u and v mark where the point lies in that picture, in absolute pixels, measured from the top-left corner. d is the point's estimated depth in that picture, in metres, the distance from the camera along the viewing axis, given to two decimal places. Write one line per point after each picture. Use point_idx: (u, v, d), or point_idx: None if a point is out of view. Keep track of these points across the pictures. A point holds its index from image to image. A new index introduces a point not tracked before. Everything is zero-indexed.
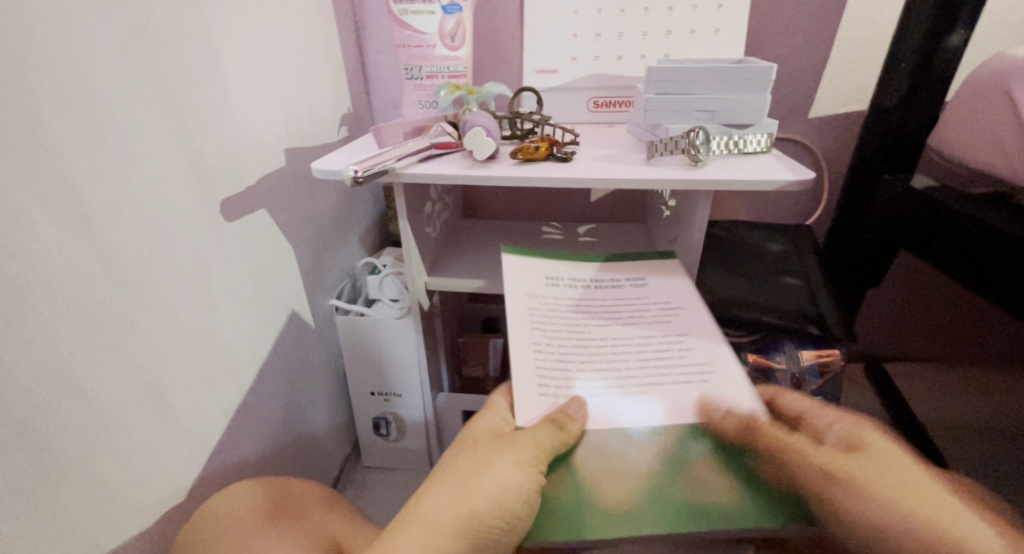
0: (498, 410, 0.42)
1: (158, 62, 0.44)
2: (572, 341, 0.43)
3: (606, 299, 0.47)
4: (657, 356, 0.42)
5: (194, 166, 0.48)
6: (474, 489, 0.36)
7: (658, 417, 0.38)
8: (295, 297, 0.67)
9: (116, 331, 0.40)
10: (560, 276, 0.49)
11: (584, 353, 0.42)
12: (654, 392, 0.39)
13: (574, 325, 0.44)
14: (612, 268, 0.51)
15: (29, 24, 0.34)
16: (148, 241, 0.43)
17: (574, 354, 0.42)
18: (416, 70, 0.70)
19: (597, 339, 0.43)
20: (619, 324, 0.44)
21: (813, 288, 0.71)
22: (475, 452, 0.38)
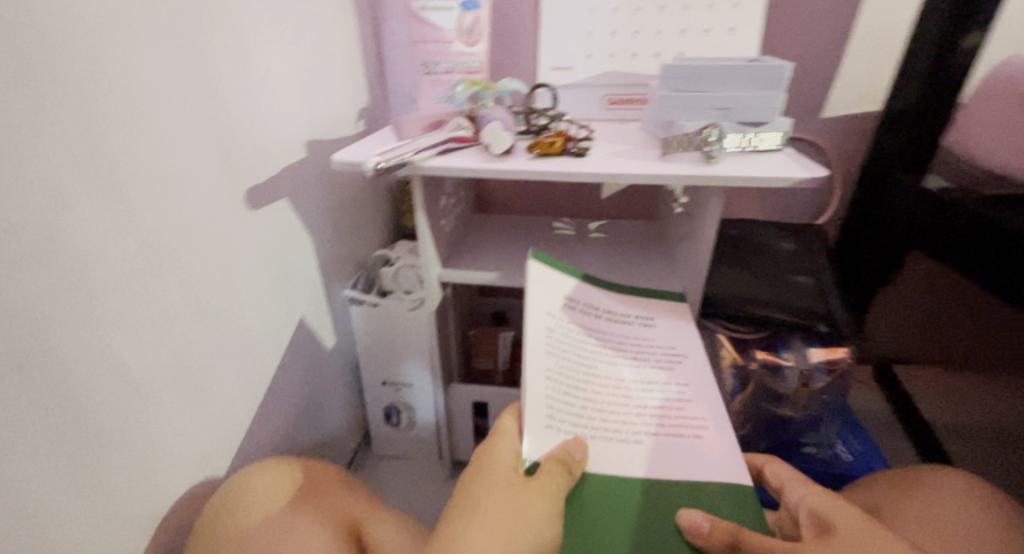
0: (511, 442, 0.39)
1: (192, 53, 0.45)
2: (583, 375, 0.42)
3: (617, 335, 0.46)
4: (656, 404, 0.42)
5: (224, 155, 0.49)
6: (510, 529, 0.34)
7: (653, 471, 0.38)
8: (313, 287, 0.68)
9: (150, 311, 0.42)
10: (577, 300, 0.47)
11: (591, 390, 0.41)
12: (653, 437, 0.40)
13: (582, 357, 0.43)
14: (621, 302, 0.50)
15: (78, 15, 0.35)
16: (180, 227, 0.45)
17: (579, 386, 0.41)
18: (434, 66, 0.72)
19: (605, 378, 0.42)
20: (626, 364, 0.44)
21: (824, 287, 0.71)
22: (499, 485, 0.36)
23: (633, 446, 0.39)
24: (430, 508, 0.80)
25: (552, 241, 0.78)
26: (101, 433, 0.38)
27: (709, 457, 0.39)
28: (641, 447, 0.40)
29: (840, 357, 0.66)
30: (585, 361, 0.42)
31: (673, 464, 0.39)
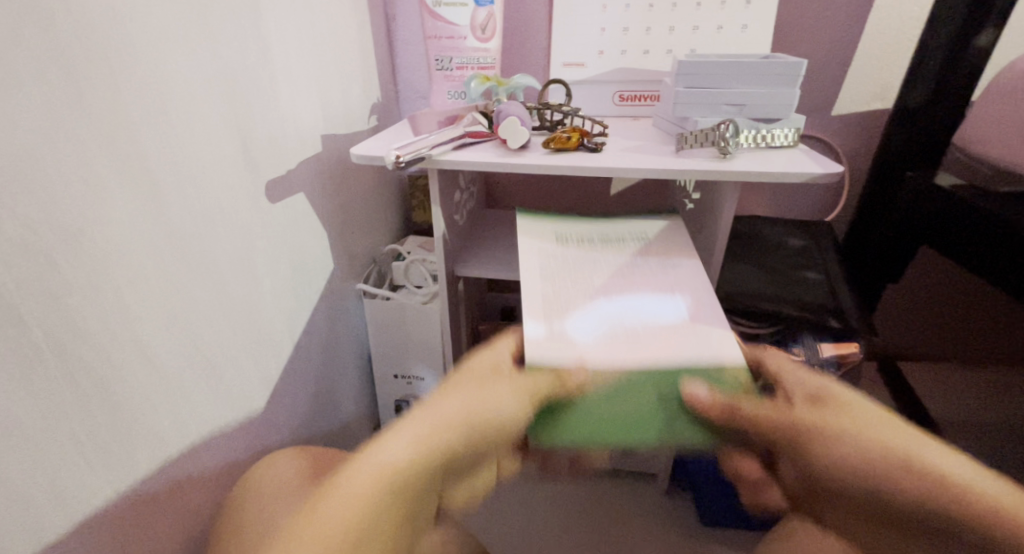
0: (499, 347, 0.42)
1: (217, 47, 0.46)
2: (575, 287, 0.48)
3: (610, 256, 0.53)
4: (651, 303, 0.46)
5: (245, 147, 0.50)
6: (465, 407, 0.35)
7: (652, 356, 0.40)
8: (327, 280, 0.69)
9: (178, 299, 0.42)
10: (569, 235, 0.56)
11: (585, 296, 0.47)
12: (650, 327, 0.43)
13: (581, 276, 0.50)
14: (617, 229, 0.58)
15: (111, 7, 0.36)
16: (206, 219, 0.45)
17: (578, 295, 0.47)
18: (447, 61, 0.72)
19: (598, 288, 0.48)
20: (619, 275, 0.50)
21: (834, 282, 0.72)
22: (469, 376, 0.37)
23: (629, 339, 0.42)
24: None
25: None
26: (133, 421, 0.39)
27: (703, 340, 0.42)
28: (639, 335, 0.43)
29: (850, 351, 0.66)
30: (578, 278, 0.49)
31: (667, 347, 0.41)
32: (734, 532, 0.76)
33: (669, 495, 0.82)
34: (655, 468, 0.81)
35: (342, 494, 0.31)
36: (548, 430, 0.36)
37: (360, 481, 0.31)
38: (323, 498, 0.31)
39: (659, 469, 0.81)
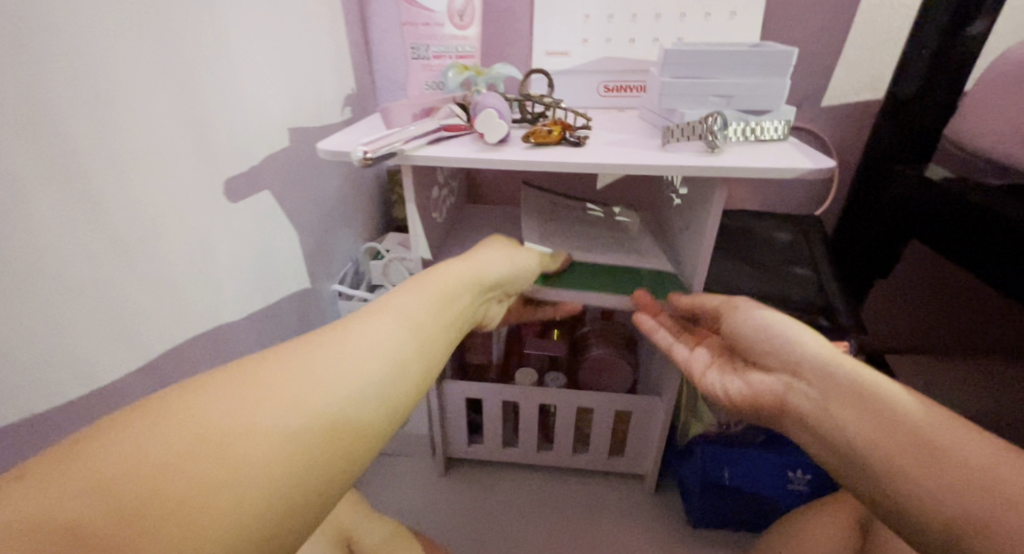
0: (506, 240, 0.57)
1: (165, 32, 0.42)
2: (561, 230, 0.71)
3: (575, 213, 0.78)
4: (613, 241, 0.71)
5: (200, 142, 0.46)
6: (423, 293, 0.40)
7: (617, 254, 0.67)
8: (298, 282, 0.65)
9: (121, 309, 0.39)
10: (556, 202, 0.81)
11: (566, 234, 0.70)
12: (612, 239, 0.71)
13: (562, 223, 0.74)
14: (576, 200, 0.83)
15: None
16: (155, 221, 0.42)
17: (561, 232, 0.71)
18: (423, 50, 0.67)
19: (575, 230, 0.72)
20: (583, 223, 0.76)
21: (824, 278, 0.70)
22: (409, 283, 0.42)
23: (598, 244, 0.69)
24: (423, 505, 0.79)
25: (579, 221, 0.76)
26: None
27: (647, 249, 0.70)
28: (604, 245, 0.69)
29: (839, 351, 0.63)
30: (558, 224, 0.73)
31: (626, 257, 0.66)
32: (721, 533, 0.75)
33: (656, 495, 0.80)
34: (642, 469, 0.79)
35: (287, 363, 0.29)
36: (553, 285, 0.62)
37: (309, 359, 0.30)
38: (258, 367, 0.28)
39: (646, 471, 0.79)
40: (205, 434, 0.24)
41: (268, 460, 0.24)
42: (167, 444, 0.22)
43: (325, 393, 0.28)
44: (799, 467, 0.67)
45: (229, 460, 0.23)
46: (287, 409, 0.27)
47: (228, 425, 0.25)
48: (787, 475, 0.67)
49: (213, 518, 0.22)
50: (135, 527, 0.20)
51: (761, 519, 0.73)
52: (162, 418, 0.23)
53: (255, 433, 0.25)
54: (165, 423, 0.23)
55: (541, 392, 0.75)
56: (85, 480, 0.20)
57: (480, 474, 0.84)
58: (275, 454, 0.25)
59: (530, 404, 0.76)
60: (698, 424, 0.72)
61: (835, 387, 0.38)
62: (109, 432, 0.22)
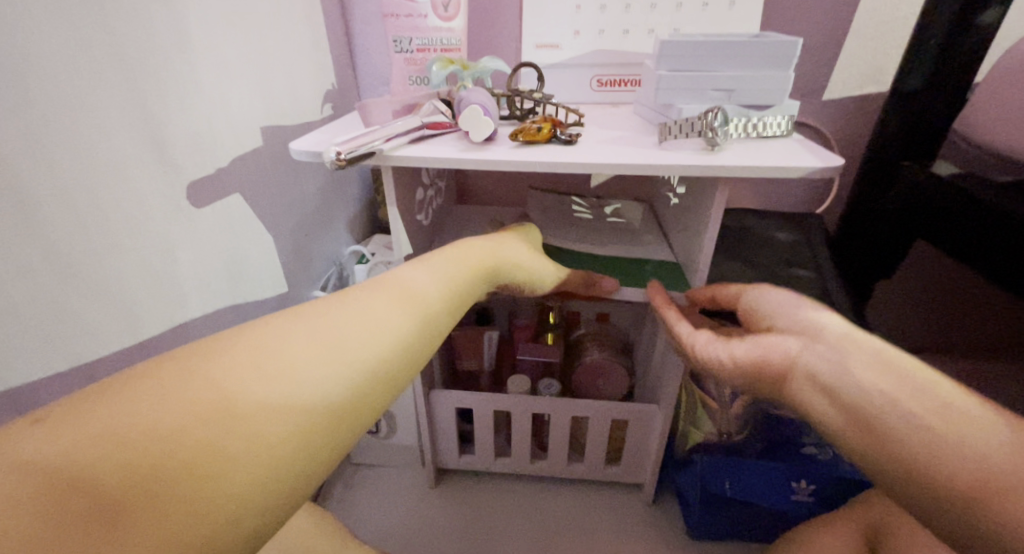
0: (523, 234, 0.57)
1: (113, 25, 0.39)
2: (558, 227, 0.71)
3: (576, 206, 0.78)
4: (611, 233, 0.71)
5: (156, 144, 0.43)
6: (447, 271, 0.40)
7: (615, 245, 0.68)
8: (276, 290, 0.62)
9: (62, 328, 0.36)
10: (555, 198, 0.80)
11: (562, 230, 0.71)
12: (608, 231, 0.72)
13: (560, 219, 0.74)
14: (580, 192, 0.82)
15: None
16: (103, 231, 0.38)
17: (559, 228, 0.71)
18: (406, 43, 0.64)
19: (571, 225, 0.72)
20: (582, 216, 0.75)
21: (828, 280, 0.67)
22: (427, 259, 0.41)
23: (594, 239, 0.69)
24: (412, 518, 0.76)
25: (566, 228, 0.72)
26: None
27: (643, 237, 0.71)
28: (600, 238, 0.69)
29: None
30: (554, 221, 0.73)
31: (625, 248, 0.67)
32: (721, 544, 0.72)
33: (654, 505, 0.78)
34: (639, 478, 0.77)
35: (306, 330, 0.28)
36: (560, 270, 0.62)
37: (328, 329, 0.29)
38: (282, 331, 0.28)
39: (644, 480, 0.77)
40: (220, 396, 0.23)
41: (277, 434, 0.24)
42: (183, 402, 0.22)
43: (339, 367, 0.28)
44: (805, 477, 0.64)
45: (243, 427, 0.23)
46: (300, 380, 0.26)
47: (244, 391, 0.24)
48: (792, 485, 0.64)
49: (217, 482, 0.21)
50: (140, 488, 0.20)
51: (766, 530, 0.70)
52: (184, 373, 0.23)
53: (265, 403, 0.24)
54: (181, 381, 0.23)
55: (534, 401, 0.72)
56: (101, 429, 0.20)
57: (471, 484, 0.81)
58: (285, 427, 0.24)
59: (522, 412, 0.73)
60: (701, 433, 0.69)
61: (863, 351, 0.33)
62: (131, 381, 0.23)
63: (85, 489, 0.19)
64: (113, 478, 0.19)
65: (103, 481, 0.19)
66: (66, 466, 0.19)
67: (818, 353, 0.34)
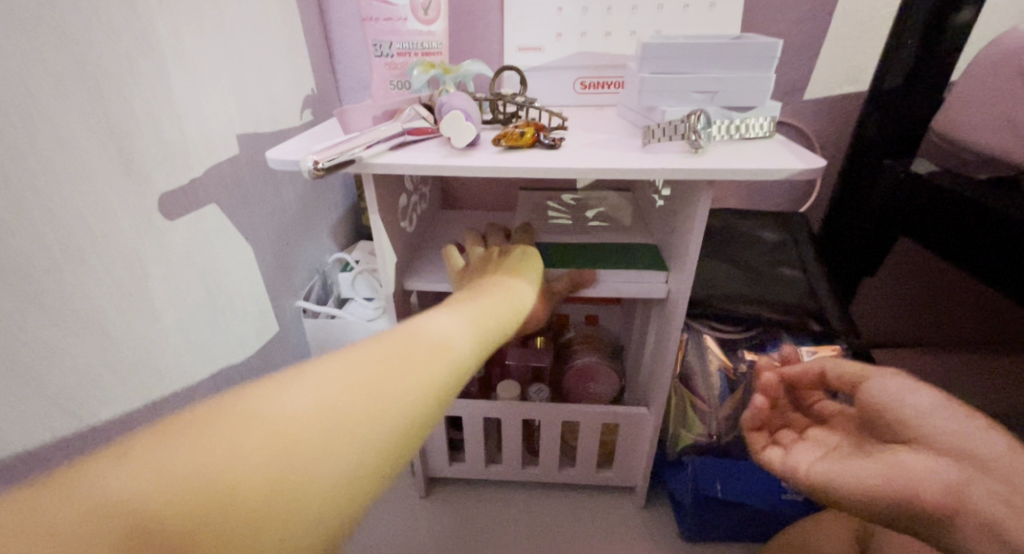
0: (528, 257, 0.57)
1: (69, 32, 0.37)
2: (541, 225, 0.72)
3: (563, 206, 0.78)
4: (594, 224, 0.73)
5: (123, 156, 0.41)
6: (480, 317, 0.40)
7: (596, 232, 0.70)
8: (258, 301, 0.61)
9: (25, 353, 0.35)
10: (545, 200, 0.80)
11: (546, 227, 0.72)
12: (591, 223, 0.73)
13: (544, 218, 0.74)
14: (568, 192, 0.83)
15: None
16: (64, 247, 0.37)
17: (543, 226, 0.72)
18: (386, 47, 0.63)
19: (556, 223, 0.73)
20: (568, 215, 0.75)
21: (813, 279, 0.68)
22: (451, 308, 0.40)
23: (575, 227, 0.71)
24: (402, 529, 0.75)
25: (548, 229, 0.71)
26: None
27: (624, 226, 0.72)
28: (581, 227, 0.71)
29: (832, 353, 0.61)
30: (539, 220, 0.74)
31: (604, 236, 0.69)
32: (714, 545, 0.72)
33: (646, 507, 0.78)
34: (631, 481, 0.76)
35: (357, 370, 0.29)
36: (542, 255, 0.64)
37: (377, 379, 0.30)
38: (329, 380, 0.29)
39: (636, 482, 0.76)
40: (278, 442, 0.24)
41: (328, 478, 0.25)
42: (241, 448, 0.24)
43: (387, 422, 0.28)
44: None
45: (297, 475, 0.24)
46: (352, 433, 0.27)
47: (301, 434, 0.25)
48: (781, 484, 0.65)
49: (266, 525, 0.23)
50: (201, 531, 0.21)
51: (757, 530, 0.70)
52: (246, 416, 0.25)
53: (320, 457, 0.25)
54: (243, 426, 0.24)
55: (523, 407, 0.71)
56: (170, 472, 0.22)
57: (462, 492, 0.80)
58: (336, 479, 0.25)
59: (512, 419, 0.73)
60: (689, 434, 0.68)
61: None
62: (202, 420, 0.24)
63: (152, 532, 0.20)
64: (175, 525, 0.21)
65: (162, 526, 0.21)
66: (134, 510, 0.20)
67: (988, 489, 0.33)
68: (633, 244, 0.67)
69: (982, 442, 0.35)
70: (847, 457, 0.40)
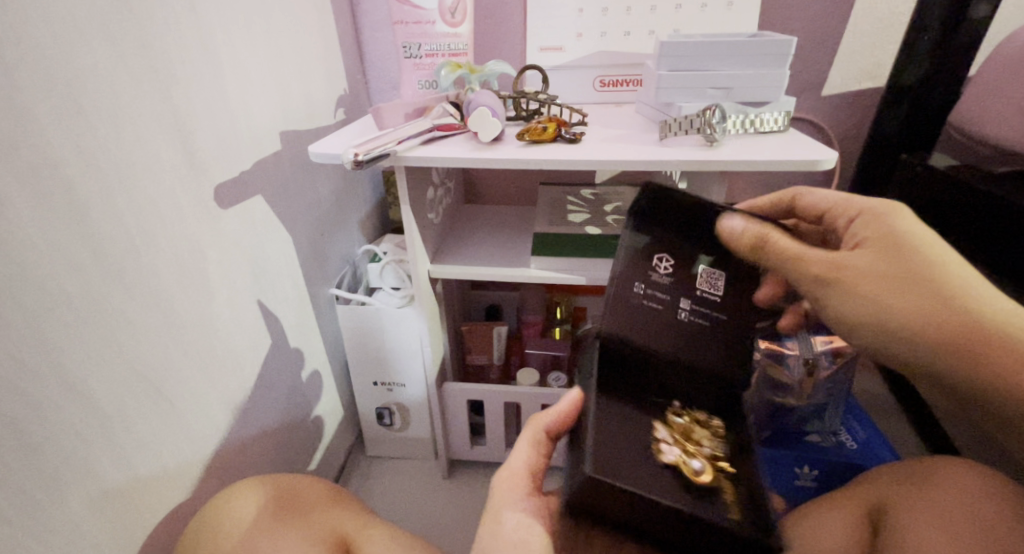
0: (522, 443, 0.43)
1: (147, 42, 0.42)
2: (561, 218, 0.75)
3: (583, 199, 0.81)
4: (614, 217, 0.75)
5: (187, 150, 0.46)
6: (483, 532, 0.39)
7: (612, 224, 0.73)
8: (295, 286, 0.65)
9: (109, 323, 0.39)
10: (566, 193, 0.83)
11: (565, 220, 0.74)
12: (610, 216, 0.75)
13: (565, 211, 0.77)
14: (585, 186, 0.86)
15: (16, 11, 0.32)
16: (140, 231, 0.42)
17: (563, 218, 0.75)
18: (415, 48, 0.66)
19: (576, 215, 0.76)
20: (588, 207, 0.78)
21: (645, 282, 0.48)
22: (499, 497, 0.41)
23: (594, 220, 0.74)
24: (425, 505, 0.78)
25: (569, 220, 0.74)
26: (56, 460, 0.36)
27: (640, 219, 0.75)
28: (600, 220, 0.74)
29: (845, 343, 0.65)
30: (560, 212, 0.77)
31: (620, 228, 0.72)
32: None
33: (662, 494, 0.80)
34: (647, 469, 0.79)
35: None
36: (561, 244, 0.67)
37: None
38: None
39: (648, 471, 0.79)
40: None
41: None
42: None
43: None
44: (807, 463, 0.66)
45: None
46: None
47: None
48: (795, 470, 0.67)
49: None
50: None
51: None
52: None
53: (919, 252, 0.38)
54: None
55: (544, 393, 0.74)
56: None
57: (484, 472, 0.83)
58: None
59: (533, 404, 0.75)
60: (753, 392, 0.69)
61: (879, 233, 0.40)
62: None
63: None
64: None
65: None
66: None
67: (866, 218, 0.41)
68: None
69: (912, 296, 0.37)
70: (873, 301, 0.38)
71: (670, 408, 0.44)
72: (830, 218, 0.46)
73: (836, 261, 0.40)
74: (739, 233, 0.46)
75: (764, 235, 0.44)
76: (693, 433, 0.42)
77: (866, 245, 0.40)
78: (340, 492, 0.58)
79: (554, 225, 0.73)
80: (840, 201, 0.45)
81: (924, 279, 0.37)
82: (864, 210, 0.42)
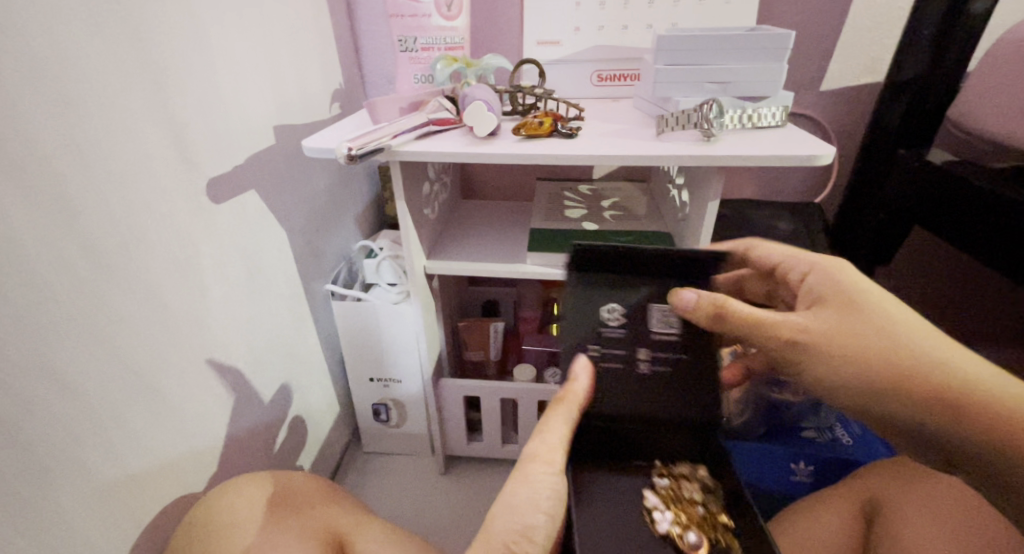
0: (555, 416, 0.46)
1: (139, 34, 0.41)
2: (558, 213, 0.75)
3: (580, 195, 0.81)
4: (610, 212, 0.75)
5: (179, 144, 0.45)
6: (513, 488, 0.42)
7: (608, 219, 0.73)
8: (290, 282, 0.65)
9: (101, 319, 0.39)
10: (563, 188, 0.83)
11: (562, 215, 0.74)
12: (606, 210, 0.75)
13: (562, 206, 0.77)
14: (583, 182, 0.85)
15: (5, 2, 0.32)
16: (132, 226, 0.41)
17: (559, 214, 0.75)
18: (411, 42, 0.65)
19: (572, 211, 0.75)
20: (585, 203, 0.78)
21: (599, 342, 0.48)
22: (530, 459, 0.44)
23: (590, 216, 0.74)
24: (421, 501, 0.78)
25: (566, 215, 0.74)
26: (47, 458, 0.35)
27: (636, 214, 0.75)
28: (596, 216, 0.74)
29: None
30: (557, 208, 0.77)
31: (616, 223, 0.72)
32: None
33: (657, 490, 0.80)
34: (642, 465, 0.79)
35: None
36: (558, 239, 0.66)
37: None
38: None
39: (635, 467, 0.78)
40: None
41: None
42: None
43: None
44: (802, 459, 0.66)
45: None
46: None
47: None
48: (790, 466, 0.66)
49: None
50: None
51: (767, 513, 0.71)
52: None
53: (885, 312, 0.38)
54: None
55: (540, 388, 0.74)
56: None
57: (480, 468, 0.83)
58: None
59: (529, 400, 0.75)
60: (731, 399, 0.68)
61: (841, 292, 0.41)
62: None
63: None
64: None
65: None
66: None
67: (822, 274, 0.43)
68: (644, 230, 0.69)
69: (894, 350, 0.37)
70: (857, 364, 0.38)
71: (653, 469, 0.52)
72: (783, 271, 0.48)
73: (805, 326, 0.40)
74: (695, 311, 0.43)
75: (724, 307, 0.41)
76: (680, 491, 0.49)
77: (830, 307, 0.40)
78: (335, 488, 0.58)
79: (551, 221, 0.73)
80: (790, 257, 0.47)
81: (895, 341, 0.37)
82: (815, 267, 0.44)
